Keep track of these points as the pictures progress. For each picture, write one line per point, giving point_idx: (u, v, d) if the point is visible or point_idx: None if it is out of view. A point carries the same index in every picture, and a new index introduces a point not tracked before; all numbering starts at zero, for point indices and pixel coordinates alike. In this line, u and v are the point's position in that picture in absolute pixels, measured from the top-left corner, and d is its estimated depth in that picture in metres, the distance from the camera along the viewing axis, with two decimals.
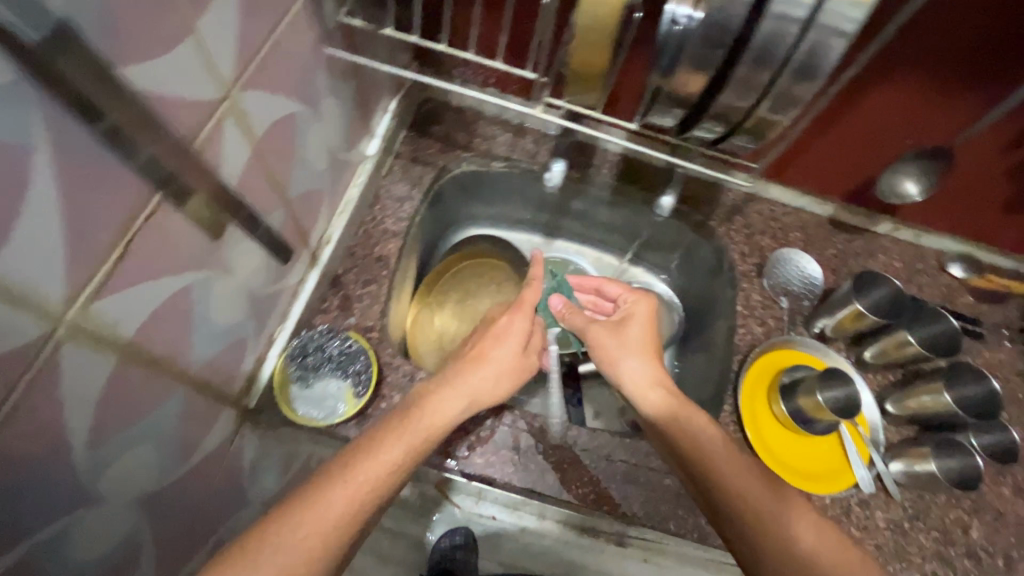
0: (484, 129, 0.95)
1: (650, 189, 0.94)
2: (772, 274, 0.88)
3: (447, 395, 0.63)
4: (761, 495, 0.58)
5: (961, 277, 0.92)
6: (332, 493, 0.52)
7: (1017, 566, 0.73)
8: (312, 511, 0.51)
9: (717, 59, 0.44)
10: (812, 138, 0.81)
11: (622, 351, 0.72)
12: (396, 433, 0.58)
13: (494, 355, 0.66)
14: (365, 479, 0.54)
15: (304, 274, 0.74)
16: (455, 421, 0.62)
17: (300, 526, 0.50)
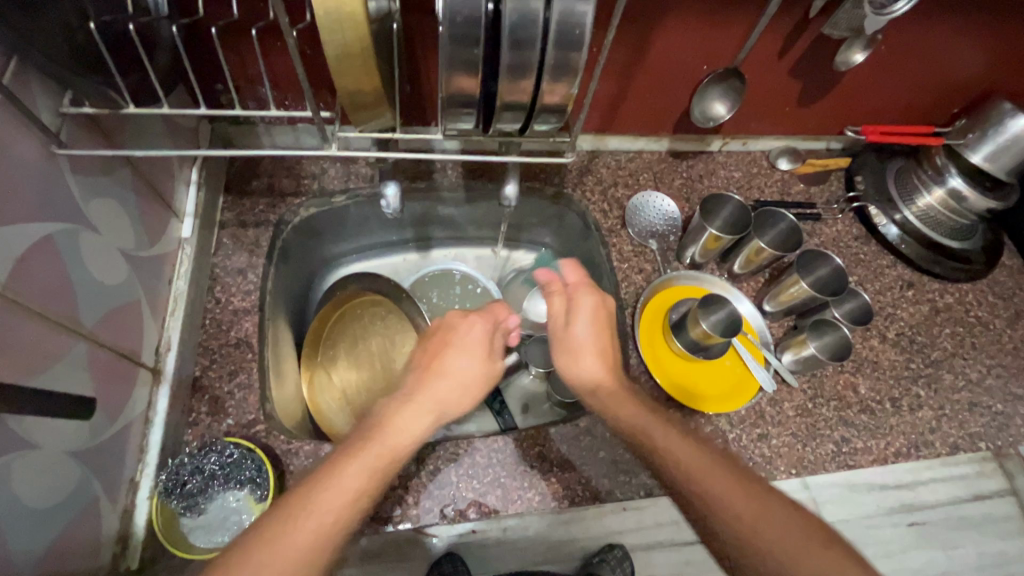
0: (310, 167, 0.89)
1: (499, 176, 0.93)
2: (634, 221, 0.91)
3: (406, 413, 0.59)
4: (693, 455, 0.57)
5: (789, 168, 1.01)
6: (291, 536, 0.47)
7: (901, 402, 0.83)
8: (270, 556, 0.45)
9: (480, 55, 0.43)
10: (625, 88, 0.84)
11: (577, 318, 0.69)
12: (358, 454, 0.54)
13: (452, 363, 0.65)
14: (326, 508, 0.49)
15: (152, 395, 0.64)
16: (419, 437, 0.58)
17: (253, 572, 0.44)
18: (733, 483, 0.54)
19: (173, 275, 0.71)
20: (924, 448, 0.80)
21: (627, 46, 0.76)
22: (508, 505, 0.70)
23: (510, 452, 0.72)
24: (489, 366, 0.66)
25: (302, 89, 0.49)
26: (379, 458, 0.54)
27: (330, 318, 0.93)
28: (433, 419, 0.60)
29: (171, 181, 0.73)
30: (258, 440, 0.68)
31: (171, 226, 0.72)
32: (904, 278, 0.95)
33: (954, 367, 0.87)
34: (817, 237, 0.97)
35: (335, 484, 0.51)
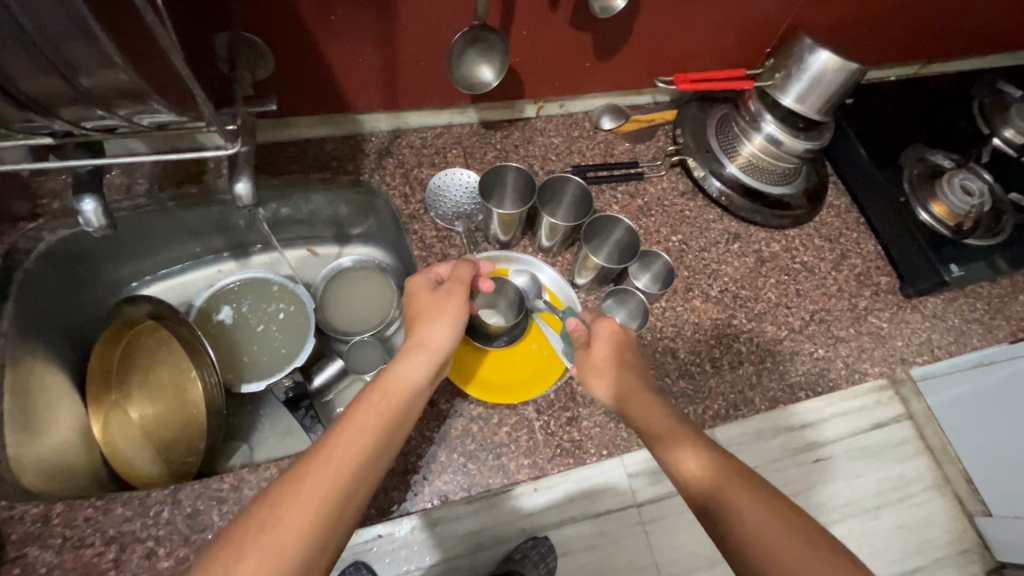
0: (49, 185, 0.77)
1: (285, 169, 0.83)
2: (438, 205, 0.84)
3: (406, 358, 0.59)
4: (742, 498, 0.46)
5: (611, 128, 0.96)
6: (311, 481, 0.45)
7: (722, 361, 0.80)
8: (292, 502, 0.44)
9: None
10: (392, 56, 0.75)
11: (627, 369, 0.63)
12: (373, 398, 0.54)
13: (428, 307, 0.64)
14: (350, 451, 0.48)
15: None
16: (423, 378, 0.58)
17: (285, 513, 0.43)
18: (769, 518, 0.45)
19: None
20: (743, 407, 0.78)
21: (369, 10, 0.68)
22: None
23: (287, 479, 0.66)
24: (463, 298, 0.65)
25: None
26: (391, 404, 0.54)
27: (114, 350, 0.82)
28: (432, 357, 0.60)
29: None
30: None
31: None
32: (730, 231, 0.91)
33: (777, 317, 0.85)
34: (641, 198, 0.92)
35: (353, 431, 0.50)
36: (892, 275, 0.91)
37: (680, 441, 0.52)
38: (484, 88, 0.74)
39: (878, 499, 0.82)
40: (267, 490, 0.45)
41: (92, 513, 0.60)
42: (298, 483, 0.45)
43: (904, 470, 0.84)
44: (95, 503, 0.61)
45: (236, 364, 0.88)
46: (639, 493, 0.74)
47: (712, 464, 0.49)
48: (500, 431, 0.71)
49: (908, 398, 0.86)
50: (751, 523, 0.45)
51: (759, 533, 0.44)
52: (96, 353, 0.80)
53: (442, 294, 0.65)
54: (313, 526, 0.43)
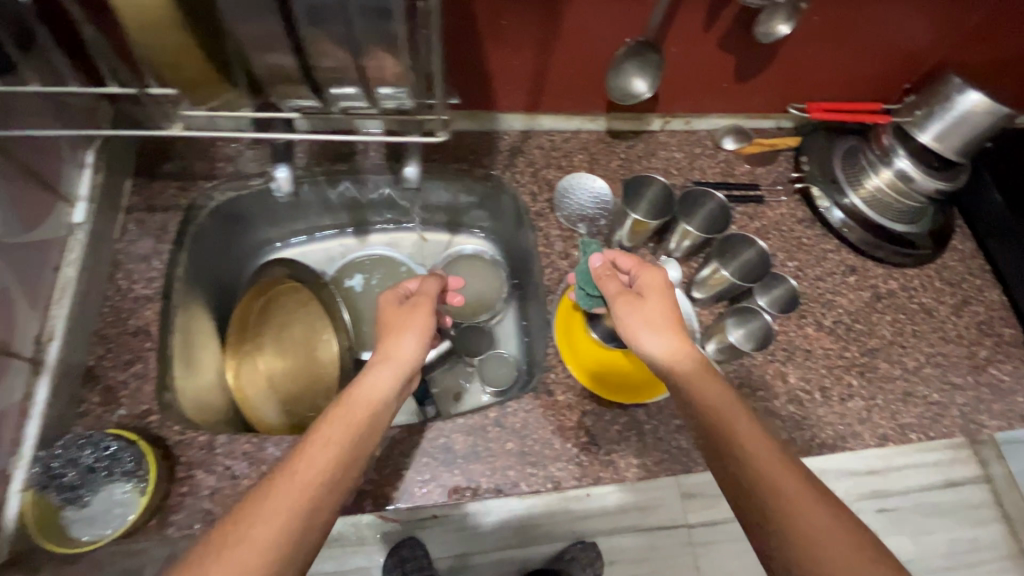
0: (224, 149, 0.84)
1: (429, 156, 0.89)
2: (564, 206, 0.88)
3: (371, 375, 0.61)
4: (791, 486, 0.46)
5: (733, 149, 0.97)
6: (277, 496, 0.46)
7: (831, 392, 0.80)
8: (260, 517, 0.45)
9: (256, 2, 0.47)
10: (546, 62, 0.80)
11: (643, 317, 0.63)
12: (338, 414, 0.55)
13: (395, 324, 0.67)
14: (316, 464, 0.50)
15: (31, 385, 0.62)
16: (388, 391, 0.60)
17: (253, 525, 0.44)
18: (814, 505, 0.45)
19: (62, 262, 0.69)
20: (851, 440, 0.78)
21: (542, 18, 0.72)
22: (406, 497, 0.68)
23: (415, 444, 0.70)
24: (427, 315, 0.68)
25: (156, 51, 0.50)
26: (360, 417, 0.56)
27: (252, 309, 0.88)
28: (397, 371, 0.62)
29: (57, 165, 0.69)
30: (150, 431, 0.66)
31: (59, 211, 0.70)
32: (847, 263, 0.91)
33: (891, 356, 0.84)
34: (758, 221, 0.92)
35: (322, 446, 0.51)
36: (1017, 328, 0.88)
37: (696, 381, 0.56)
38: (636, 101, 0.77)
39: (946, 559, 0.86)
40: (238, 504, 0.46)
41: (249, 448, 0.67)
42: (264, 497, 0.46)
43: (977, 534, 0.88)
44: (251, 440, 0.67)
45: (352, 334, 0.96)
46: (693, 514, 0.82)
47: (723, 410, 0.53)
48: (611, 429, 0.74)
49: (988, 460, 0.91)
50: (762, 469, 0.48)
51: (802, 526, 0.44)
52: (238, 306, 0.87)
53: (401, 310, 0.68)
54: (280, 537, 0.44)
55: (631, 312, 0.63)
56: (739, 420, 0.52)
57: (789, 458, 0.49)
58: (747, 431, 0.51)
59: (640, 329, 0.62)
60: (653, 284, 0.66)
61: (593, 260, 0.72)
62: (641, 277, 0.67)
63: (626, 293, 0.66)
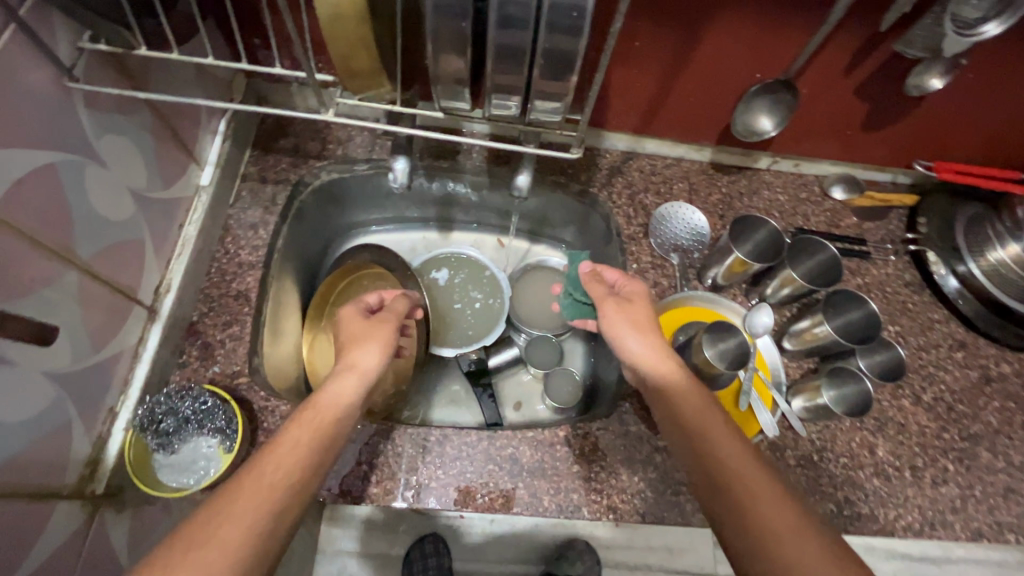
0: (338, 132, 0.86)
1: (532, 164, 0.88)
2: (659, 232, 0.86)
3: (325, 391, 0.57)
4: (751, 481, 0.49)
5: (842, 199, 0.92)
6: (242, 496, 0.45)
7: (923, 473, 0.75)
8: (226, 522, 0.43)
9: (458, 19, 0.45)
10: (668, 87, 0.79)
11: (626, 324, 0.67)
12: (305, 418, 0.54)
13: (359, 335, 0.65)
14: (283, 465, 0.48)
15: (144, 332, 0.66)
16: (353, 399, 0.59)
17: (221, 527, 0.42)
18: (773, 496, 0.47)
19: (185, 221, 0.73)
20: (941, 528, 0.72)
21: (678, 44, 0.71)
22: (469, 501, 0.68)
23: (482, 449, 0.70)
24: (387, 330, 0.67)
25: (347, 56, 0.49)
26: (321, 420, 0.54)
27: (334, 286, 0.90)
28: (364, 381, 0.61)
29: (194, 129, 0.74)
30: (239, 392, 0.69)
31: (190, 172, 0.74)
32: (955, 337, 0.84)
33: (995, 445, 0.77)
34: (861, 277, 0.87)
35: (284, 448, 0.50)
36: None
37: (664, 380, 0.61)
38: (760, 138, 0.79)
39: None
40: (196, 512, 0.43)
41: None
42: (229, 503, 0.44)
43: None
44: None
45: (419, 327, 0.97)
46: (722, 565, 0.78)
47: (684, 402, 0.58)
48: (681, 470, 0.71)
49: None
50: (721, 456, 0.52)
51: (763, 518, 0.46)
52: (324, 282, 0.89)
53: (362, 320, 0.67)
54: (248, 538, 0.43)
55: (614, 316, 0.68)
56: (704, 415, 0.56)
57: (751, 453, 0.52)
58: (705, 419, 0.55)
59: (626, 332, 0.66)
60: (636, 292, 0.71)
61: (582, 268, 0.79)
62: (624, 286, 0.72)
63: (614, 298, 0.70)
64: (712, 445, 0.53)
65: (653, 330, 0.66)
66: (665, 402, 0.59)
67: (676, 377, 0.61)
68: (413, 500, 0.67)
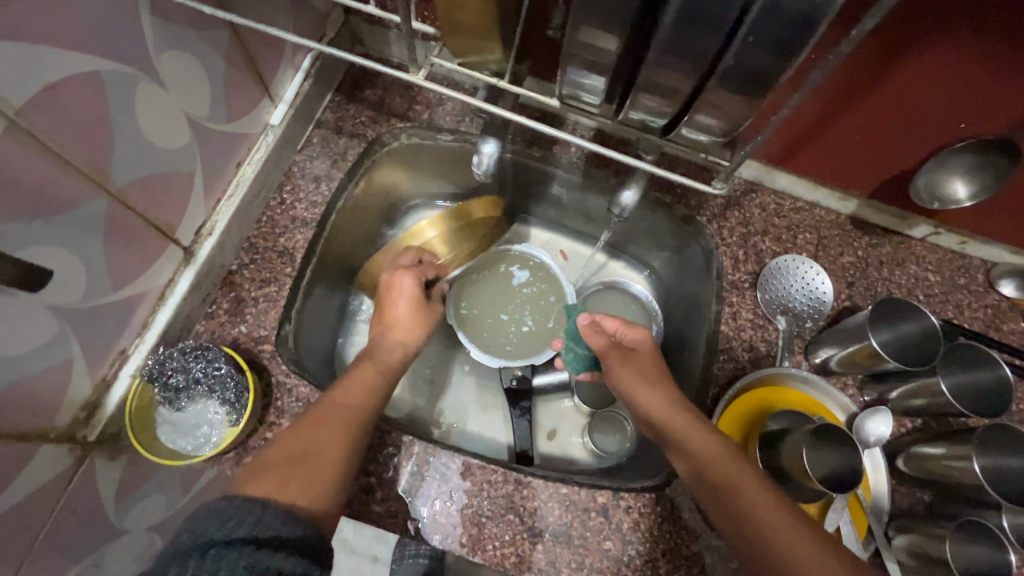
0: (428, 93, 0.77)
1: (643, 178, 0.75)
2: (768, 286, 0.71)
3: (360, 367, 0.61)
4: (793, 540, 0.47)
5: (1013, 297, 0.72)
6: (321, 430, 0.52)
7: None
8: (316, 440, 0.51)
9: None
10: (831, 116, 0.63)
11: (633, 377, 0.64)
12: (363, 370, 0.61)
13: (397, 319, 0.68)
14: (343, 405, 0.55)
15: (176, 274, 0.60)
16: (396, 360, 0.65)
17: (309, 451, 0.51)
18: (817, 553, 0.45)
19: (245, 159, 0.66)
20: None
21: (872, 67, 0.55)
22: (476, 550, 0.58)
23: (503, 492, 0.60)
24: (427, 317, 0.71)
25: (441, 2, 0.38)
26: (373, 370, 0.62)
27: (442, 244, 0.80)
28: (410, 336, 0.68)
29: (276, 61, 0.66)
30: (259, 360, 0.62)
31: (260, 108, 0.67)
32: None
33: None
34: (1015, 402, 0.69)
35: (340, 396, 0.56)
36: None
37: (685, 433, 0.56)
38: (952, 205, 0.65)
39: None
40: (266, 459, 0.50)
41: None
42: (305, 437, 0.52)
43: None
44: None
45: (466, 320, 0.86)
46: None
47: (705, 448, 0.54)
48: None
49: None
50: (756, 509, 0.49)
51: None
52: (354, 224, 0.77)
53: (410, 302, 0.69)
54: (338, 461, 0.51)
55: (621, 372, 0.65)
56: (728, 465, 0.53)
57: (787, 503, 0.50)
58: (728, 460, 0.53)
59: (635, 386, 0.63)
60: (640, 340, 0.68)
61: (580, 319, 0.72)
62: (625, 336, 0.69)
63: (616, 351, 0.67)
64: (748, 500, 0.50)
65: (664, 382, 0.62)
66: (684, 451, 0.55)
67: (690, 425, 0.56)
68: (413, 529, 0.59)
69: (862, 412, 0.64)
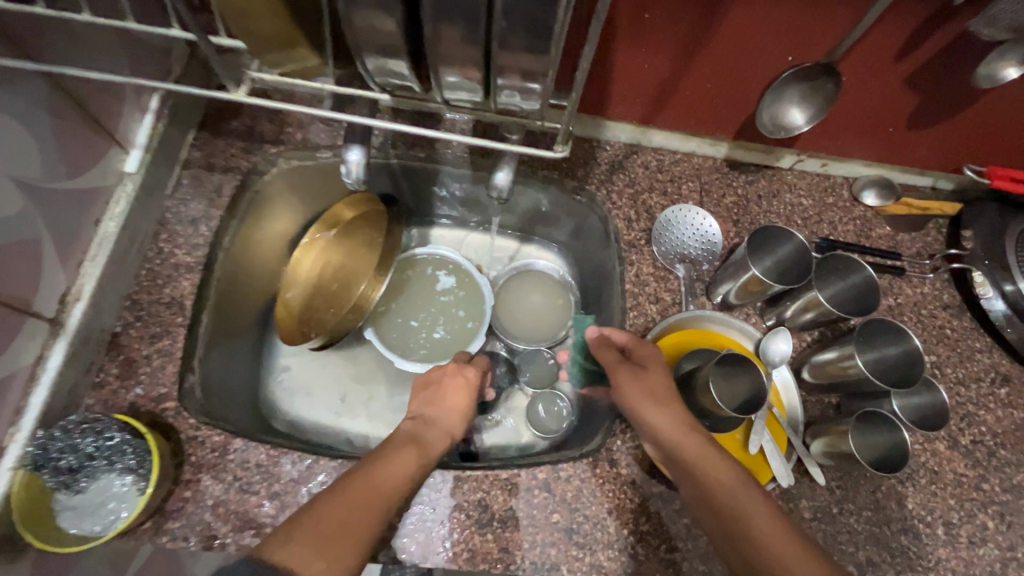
0: (296, 113, 0.75)
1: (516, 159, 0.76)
2: (663, 239, 0.74)
3: (397, 450, 0.52)
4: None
5: (875, 206, 0.79)
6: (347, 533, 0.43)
7: (959, 530, 0.65)
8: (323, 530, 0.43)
9: None
10: (678, 71, 0.67)
11: (640, 396, 0.60)
12: (390, 458, 0.51)
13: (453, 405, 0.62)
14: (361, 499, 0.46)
15: (47, 348, 0.56)
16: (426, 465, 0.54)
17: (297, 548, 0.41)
18: None
19: (104, 215, 0.62)
20: None
21: (695, 19, 0.59)
22: (430, 555, 0.58)
23: (446, 493, 0.60)
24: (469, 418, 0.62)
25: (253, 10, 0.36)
26: (413, 460, 0.52)
27: (355, 267, 0.82)
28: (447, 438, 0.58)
29: (121, 107, 0.62)
30: (163, 419, 0.59)
31: (112, 157, 0.63)
32: (999, 370, 0.73)
33: None
34: (893, 297, 0.75)
35: (373, 478, 0.48)
36: None
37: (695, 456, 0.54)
38: (791, 134, 0.69)
39: None
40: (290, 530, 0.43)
41: (266, 459, 0.59)
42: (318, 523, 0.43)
43: None
44: (269, 451, 0.59)
45: (383, 334, 0.85)
46: None
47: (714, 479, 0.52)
48: (678, 521, 0.61)
49: None
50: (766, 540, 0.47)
51: None
52: (240, 259, 0.75)
53: (464, 395, 0.63)
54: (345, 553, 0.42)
55: (628, 387, 0.61)
56: (739, 494, 0.51)
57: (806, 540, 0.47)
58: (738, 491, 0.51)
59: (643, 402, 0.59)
60: (651, 356, 0.63)
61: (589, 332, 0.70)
62: (638, 350, 0.65)
63: (626, 365, 0.63)
64: (755, 529, 0.48)
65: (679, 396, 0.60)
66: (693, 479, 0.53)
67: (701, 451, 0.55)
68: None
69: (764, 335, 0.69)
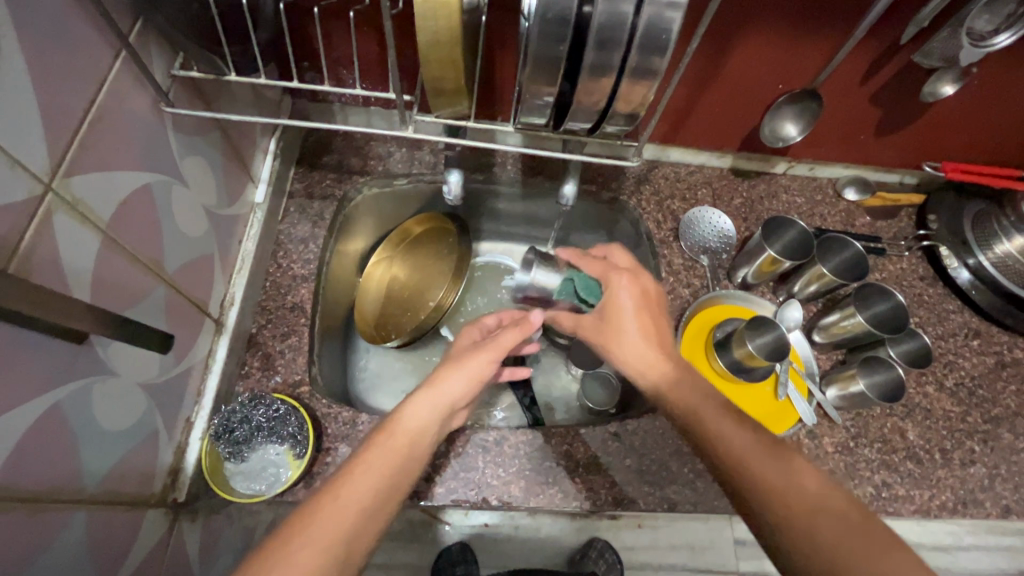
0: (377, 149, 0.90)
1: (554, 178, 0.92)
2: (688, 235, 0.89)
3: (373, 447, 0.54)
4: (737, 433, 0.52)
5: (855, 200, 0.96)
6: (328, 512, 0.47)
7: (953, 455, 0.79)
8: (307, 535, 0.45)
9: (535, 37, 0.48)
10: (694, 99, 0.84)
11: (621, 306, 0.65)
12: (379, 443, 0.54)
13: (453, 360, 0.64)
14: (357, 492, 0.50)
15: (213, 344, 0.68)
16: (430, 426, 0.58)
17: (299, 545, 0.44)
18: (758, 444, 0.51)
19: (243, 236, 0.76)
20: (972, 506, 0.76)
21: (708, 58, 0.77)
22: (529, 497, 0.71)
23: (536, 447, 0.73)
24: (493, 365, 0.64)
25: (435, 72, 0.48)
26: (394, 447, 0.54)
27: (423, 275, 0.96)
28: (436, 404, 0.59)
29: (251, 149, 0.77)
30: (302, 400, 0.71)
31: (246, 190, 0.77)
32: (970, 326, 0.89)
33: (1016, 427, 0.82)
34: (878, 273, 0.92)
35: (359, 473, 0.51)
36: None
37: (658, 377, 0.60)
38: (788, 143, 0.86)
39: None
40: (276, 533, 0.46)
41: None
42: (310, 516, 0.47)
43: None
44: None
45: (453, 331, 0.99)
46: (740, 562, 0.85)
47: (767, 466, 0.49)
48: None
49: None
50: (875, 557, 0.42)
51: (761, 469, 0.49)
52: (334, 271, 0.88)
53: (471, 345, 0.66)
54: (333, 541, 0.46)
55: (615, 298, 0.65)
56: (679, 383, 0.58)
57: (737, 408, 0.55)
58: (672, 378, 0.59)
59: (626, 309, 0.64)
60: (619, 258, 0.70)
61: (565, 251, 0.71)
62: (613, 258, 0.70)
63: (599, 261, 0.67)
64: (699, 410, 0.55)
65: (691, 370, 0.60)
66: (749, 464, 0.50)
67: (757, 435, 0.52)
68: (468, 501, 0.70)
69: (781, 304, 0.84)
